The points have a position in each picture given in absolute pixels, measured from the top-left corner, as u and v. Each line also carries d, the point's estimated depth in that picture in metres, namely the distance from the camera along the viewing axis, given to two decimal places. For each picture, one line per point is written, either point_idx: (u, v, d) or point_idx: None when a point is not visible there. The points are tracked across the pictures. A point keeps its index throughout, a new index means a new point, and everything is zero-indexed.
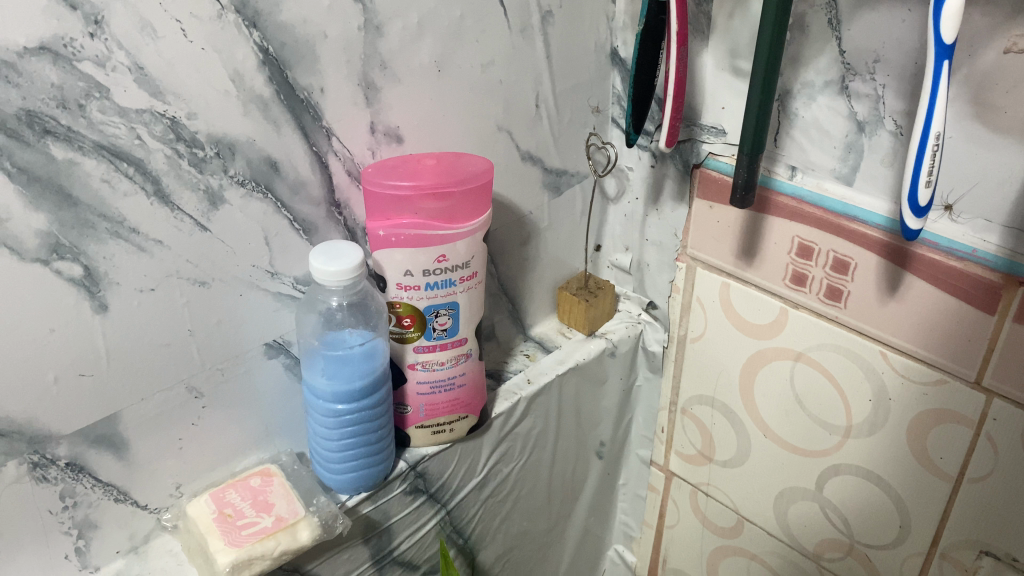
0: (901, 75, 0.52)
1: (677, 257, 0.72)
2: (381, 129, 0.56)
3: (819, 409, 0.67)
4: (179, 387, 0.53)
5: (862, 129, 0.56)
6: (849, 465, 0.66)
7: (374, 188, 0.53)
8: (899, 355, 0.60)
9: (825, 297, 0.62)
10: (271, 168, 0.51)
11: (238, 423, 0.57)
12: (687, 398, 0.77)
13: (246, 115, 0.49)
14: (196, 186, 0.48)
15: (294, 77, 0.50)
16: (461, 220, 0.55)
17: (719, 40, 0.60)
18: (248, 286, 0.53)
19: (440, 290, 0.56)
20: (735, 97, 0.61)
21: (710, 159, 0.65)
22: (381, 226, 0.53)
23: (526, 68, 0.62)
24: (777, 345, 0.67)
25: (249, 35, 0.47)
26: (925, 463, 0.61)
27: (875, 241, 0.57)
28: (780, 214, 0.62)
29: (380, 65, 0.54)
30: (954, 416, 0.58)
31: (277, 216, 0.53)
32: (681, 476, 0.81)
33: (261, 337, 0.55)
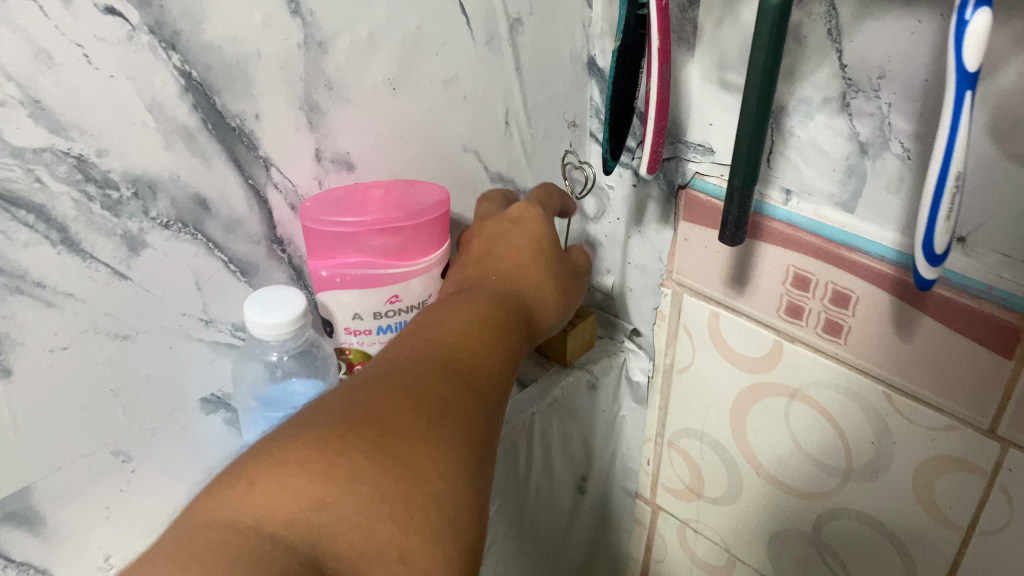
0: (909, 93, 0.46)
1: (662, 282, 0.66)
2: (328, 156, 0.50)
3: (816, 448, 0.62)
4: (104, 452, 0.47)
5: (865, 151, 0.50)
6: (848, 509, 0.62)
7: (314, 225, 0.47)
8: (904, 397, 0.54)
9: (824, 331, 0.57)
10: (200, 206, 0.45)
11: (177, 484, 0.51)
12: (674, 429, 0.72)
13: (168, 148, 0.43)
14: (112, 230, 0.42)
15: (223, 103, 0.44)
16: (414, 256, 0.49)
17: (706, 50, 0.54)
18: (179, 337, 0.47)
19: (394, 334, 0.50)
20: (723, 113, 0.55)
21: (698, 180, 0.59)
22: (323, 265, 0.47)
23: (493, 82, 0.56)
24: (770, 380, 0.62)
25: (167, 57, 0.41)
26: (933, 512, 0.56)
27: (879, 274, 0.52)
28: (774, 240, 0.57)
29: (325, 85, 0.47)
30: (964, 465, 0.53)
31: (209, 259, 0.47)
32: (669, 510, 0.77)
33: (196, 391, 0.50)
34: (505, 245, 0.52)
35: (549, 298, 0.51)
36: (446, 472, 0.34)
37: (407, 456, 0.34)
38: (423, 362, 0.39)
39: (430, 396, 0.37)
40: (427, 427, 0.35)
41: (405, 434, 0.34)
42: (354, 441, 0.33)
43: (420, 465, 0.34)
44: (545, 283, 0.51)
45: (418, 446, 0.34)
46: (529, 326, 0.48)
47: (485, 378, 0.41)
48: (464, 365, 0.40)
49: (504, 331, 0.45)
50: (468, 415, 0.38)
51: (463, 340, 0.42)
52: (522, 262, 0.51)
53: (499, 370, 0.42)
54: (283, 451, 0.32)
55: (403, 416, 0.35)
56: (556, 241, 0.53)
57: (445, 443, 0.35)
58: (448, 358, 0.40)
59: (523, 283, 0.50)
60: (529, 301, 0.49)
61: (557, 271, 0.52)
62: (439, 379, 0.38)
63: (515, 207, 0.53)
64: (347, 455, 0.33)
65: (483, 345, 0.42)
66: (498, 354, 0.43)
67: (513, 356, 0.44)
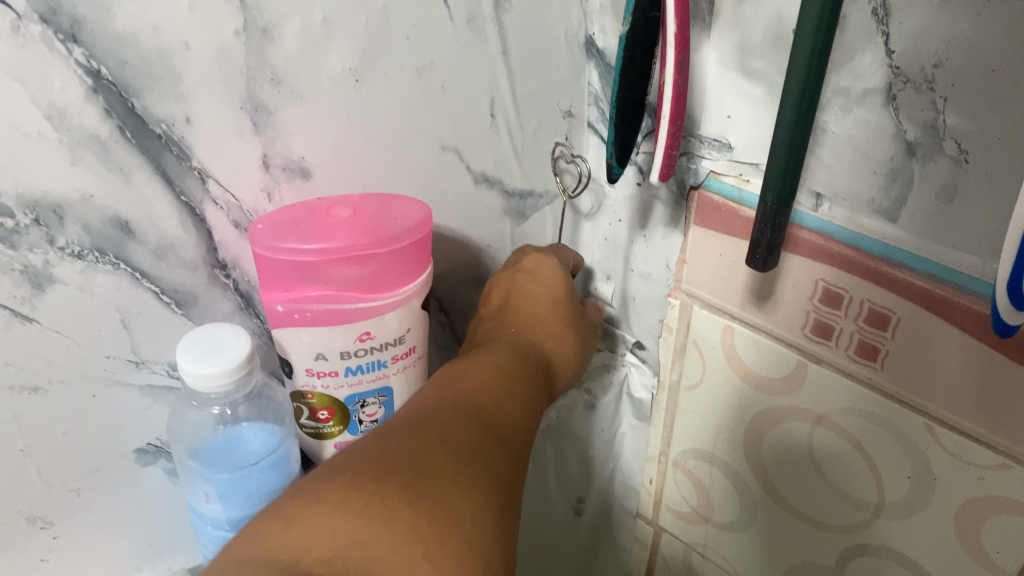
0: (972, 87, 0.39)
1: (669, 292, 0.59)
2: (279, 163, 0.42)
3: (843, 480, 0.55)
4: (16, 520, 0.40)
5: (913, 153, 0.43)
6: (878, 546, 0.55)
7: (267, 252, 0.38)
8: (948, 431, 0.47)
9: (856, 354, 0.50)
10: (121, 231, 0.37)
11: (111, 546, 0.44)
12: (680, 449, 0.65)
13: (75, 163, 0.35)
14: (8, 265, 0.35)
15: (143, 106, 0.36)
16: (391, 287, 0.41)
17: (725, 31, 0.46)
18: (102, 383, 0.40)
19: (366, 375, 0.42)
20: (743, 104, 0.48)
21: (712, 180, 0.52)
22: (278, 298, 0.39)
23: (476, 69, 0.48)
24: (792, 404, 0.55)
25: (68, 53, 0.33)
26: (976, 556, 0.49)
27: (927, 295, 0.45)
28: (800, 251, 0.50)
29: (272, 80, 0.39)
30: (1018, 508, 0.46)
31: (136, 291, 0.39)
32: (672, 533, 0.70)
33: (129, 443, 0.42)
34: (523, 301, 0.52)
35: (565, 353, 0.52)
36: (477, 513, 0.34)
37: (440, 497, 0.34)
38: (450, 413, 0.39)
39: (460, 441, 0.37)
40: (457, 469, 0.35)
41: (435, 475, 0.35)
42: (388, 481, 0.33)
43: (453, 505, 0.34)
44: (563, 334, 0.52)
45: (450, 485, 0.34)
46: (548, 384, 0.48)
47: (511, 430, 0.41)
48: (490, 420, 0.41)
49: (525, 387, 0.45)
50: (495, 459, 0.38)
51: (489, 395, 0.42)
52: (542, 315, 0.52)
53: (522, 424, 0.43)
54: (318, 495, 0.32)
55: (435, 459, 0.35)
56: (573, 289, 0.54)
57: (473, 484, 0.35)
58: (474, 409, 0.41)
59: (545, 335, 0.51)
60: (548, 353, 0.51)
61: (576, 318, 0.54)
62: (467, 427, 0.39)
63: (531, 258, 0.53)
64: (380, 493, 0.33)
65: (505, 399, 0.43)
66: (520, 407, 0.43)
67: (535, 411, 0.45)
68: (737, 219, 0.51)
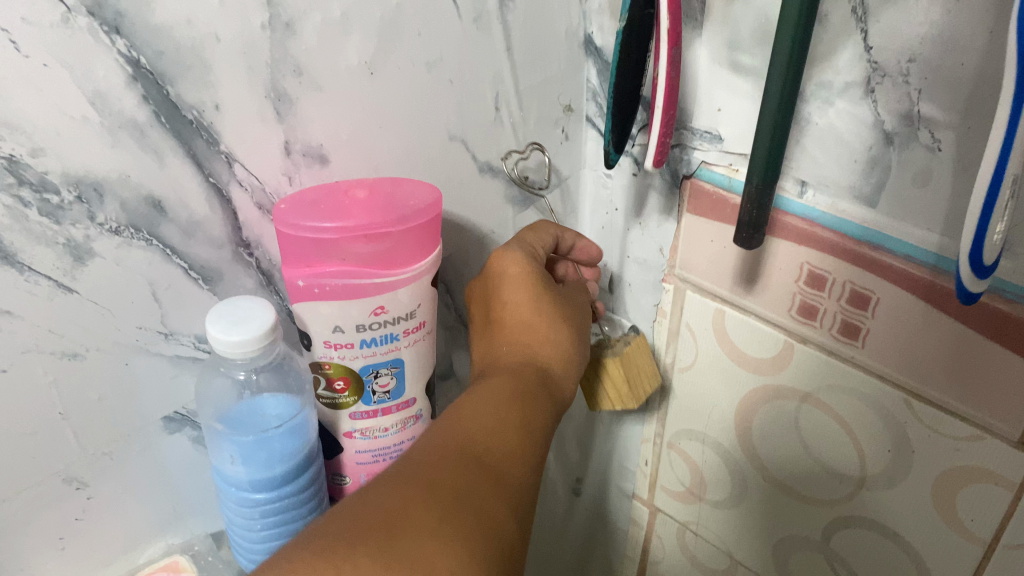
0: (943, 79, 0.42)
1: (664, 277, 0.63)
2: (299, 149, 0.45)
3: (828, 455, 0.58)
4: (54, 480, 0.42)
5: (891, 142, 0.45)
6: (861, 518, 0.58)
7: (289, 230, 0.42)
8: (925, 405, 0.50)
9: (840, 334, 0.53)
10: (154, 209, 0.40)
11: (140, 510, 0.47)
12: (674, 431, 0.68)
13: (114, 145, 0.38)
14: (52, 238, 0.38)
15: (177, 93, 0.39)
16: (403, 264, 0.44)
17: (716, 28, 0.49)
18: (134, 351, 0.43)
19: (380, 347, 0.46)
20: (733, 97, 0.51)
21: (704, 169, 0.55)
22: (300, 274, 0.42)
23: (481, 63, 0.51)
24: (780, 383, 0.58)
25: (111, 43, 0.36)
26: (952, 522, 0.53)
27: (904, 275, 0.48)
28: (788, 236, 0.53)
29: (294, 71, 0.42)
30: (989, 476, 0.49)
31: (167, 266, 0.42)
32: (667, 512, 0.73)
33: (157, 410, 0.45)
34: (509, 303, 0.51)
35: (560, 358, 0.50)
36: (453, 567, 0.35)
37: (415, 552, 0.34)
38: (440, 457, 0.40)
39: (441, 485, 0.38)
40: (438, 522, 0.36)
41: (411, 533, 0.35)
42: (361, 546, 0.33)
43: (428, 562, 0.34)
44: (560, 332, 0.51)
45: (426, 540, 0.35)
46: (550, 390, 0.48)
47: (506, 464, 0.41)
48: (483, 458, 0.41)
49: (522, 405, 0.45)
50: (484, 503, 0.38)
51: (484, 428, 0.42)
52: (531, 317, 0.51)
53: (518, 450, 0.43)
54: (290, 559, 0.33)
55: (416, 514, 0.36)
56: (542, 270, 0.51)
57: (455, 539, 0.36)
58: (464, 447, 0.41)
59: (538, 340, 0.50)
60: (547, 363, 0.50)
61: (574, 326, 0.53)
62: (457, 469, 0.39)
63: (497, 259, 0.51)
64: (351, 559, 0.33)
65: (499, 431, 0.43)
66: (516, 435, 0.43)
67: (534, 431, 0.44)
68: (727, 206, 0.54)
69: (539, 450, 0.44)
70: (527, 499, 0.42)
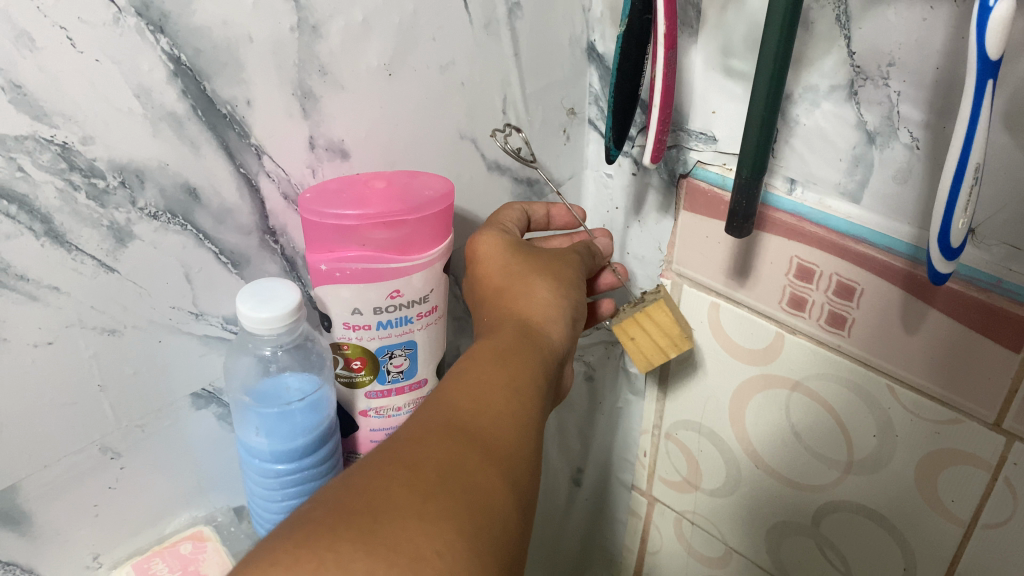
0: (919, 82, 0.45)
1: (662, 273, 0.66)
2: (322, 144, 0.48)
3: (817, 441, 0.61)
4: (91, 449, 0.45)
5: (873, 141, 0.49)
6: (848, 501, 0.61)
7: (313, 217, 0.45)
8: (907, 391, 0.53)
9: (827, 324, 0.56)
10: (189, 196, 0.43)
11: (168, 481, 0.50)
12: (671, 422, 0.72)
13: (155, 136, 0.41)
14: (97, 221, 0.41)
15: (213, 89, 0.42)
16: (418, 251, 0.48)
17: (710, 36, 0.53)
18: (168, 330, 0.46)
19: (395, 329, 0.49)
20: (727, 100, 0.54)
21: (699, 169, 0.58)
22: (322, 259, 0.46)
23: (491, 67, 0.55)
24: (771, 372, 0.61)
25: (155, 41, 0.39)
26: (934, 505, 0.55)
27: (885, 266, 0.51)
28: (778, 231, 0.56)
29: (319, 71, 0.46)
30: (968, 458, 0.52)
31: (199, 250, 0.45)
32: (665, 501, 0.78)
33: (186, 387, 0.48)
34: (490, 280, 0.51)
35: (543, 308, 0.48)
36: (446, 549, 0.31)
37: (401, 541, 0.31)
38: (424, 432, 0.36)
39: (427, 460, 0.35)
40: (427, 491, 0.33)
41: (398, 511, 0.32)
42: (344, 530, 0.31)
43: (416, 547, 0.31)
44: (538, 287, 0.49)
45: (412, 522, 0.32)
46: (537, 339, 0.46)
47: (494, 431, 0.38)
48: (470, 423, 0.37)
49: (508, 363, 0.42)
50: (473, 477, 0.35)
51: (469, 387, 0.40)
52: (505, 283, 0.50)
53: (508, 412, 0.39)
54: (268, 552, 0.30)
55: (400, 494, 0.33)
56: (522, 250, 0.53)
57: (447, 510, 0.33)
58: (448, 421, 0.37)
59: (516, 297, 0.49)
60: (529, 314, 0.48)
61: (565, 291, 0.51)
62: (441, 445, 0.36)
63: (473, 246, 0.53)
64: (334, 548, 0.30)
65: (486, 389, 0.40)
66: (506, 392, 0.40)
67: (528, 385, 0.42)
68: (721, 203, 0.58)
69: (534, 407, 0.41)
70: (526, 480, 0.37)
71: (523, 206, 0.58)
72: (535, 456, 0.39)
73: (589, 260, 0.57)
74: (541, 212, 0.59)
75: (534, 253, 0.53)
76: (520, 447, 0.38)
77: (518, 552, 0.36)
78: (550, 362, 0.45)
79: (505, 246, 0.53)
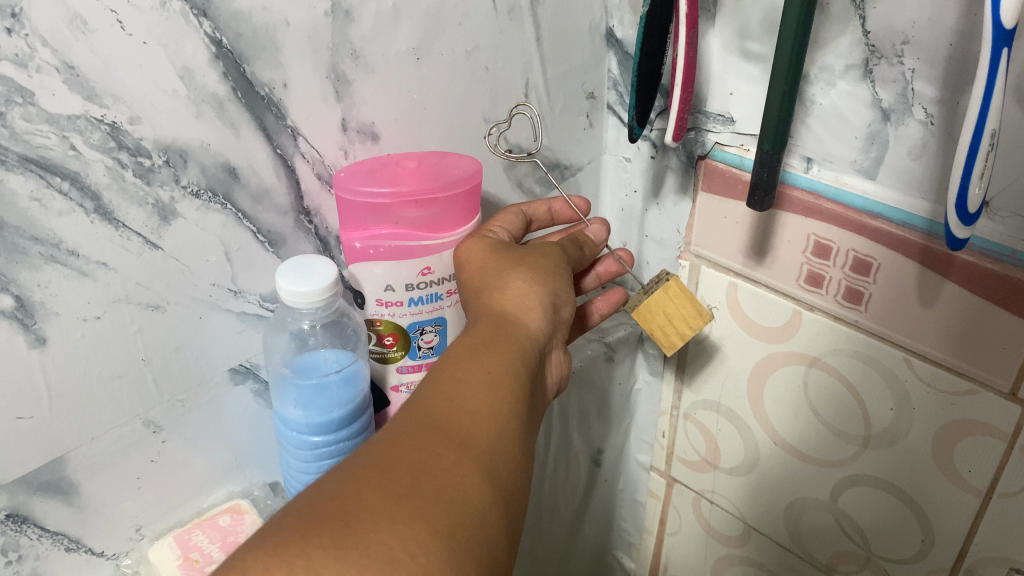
0: (933, 60, 0.46)
1: (680, 255, 0.68)
2: (354, 126, 0.50)
3: (833, 416, 0.62)
4: (135, 423, 0.47)
5: (888, 118, 0.50)
6: (866, 475, 0.62)
7: (347, 195, 0.47)
8: (923, 362, 0.54)
9: (844, 299, 0.57)
10: (229, 175, 0.45)
11: (206, 454, 0.52)
12: (689, 402, 0.74)
13: (198, 117, 0.43)
14: (144, 199, 0.42)
15: (252, 71, 0.44)
16: (448, 229, 0.50)
17: (728, 20, 0.54)
18: (208, 307, 0.47)
19: (425, 306, 0.51)
20: (744, 82, 0.56)
21: (717, 150, 0.60)
22: (356, 237, 0.48)
23: (514, 52, 0.56)
24: (789, 349, 0.63)
25: (199, 25, 0.41)
26: (952, 476, 0.56)
27: (901, 240, 0.52)
28: (794, 210, 0.57)
29: (352, 55, 0.47)
30: (984, 428, 0.53)
31: (239, 229, 0.47)
32: (683, 482, 0.80)
33: (225, 363, 0.50)
34: (469, 280, 0.49)
35: (521, 299, 0.46)
36: (420, 551, 0.31)
37: (373, 545, 0.30)
38: (395, 436, 0.36)
39: (401, 465, 0.34)
40: (400, 494, 0.33)
41: (370, 514, 0.32)
42: (314, 534, 0.30)
43: (388, 549, 0.31)
44: (516, 277, 0.47)
45: (386, 525, 0.31)
46: (515, 330, 0.44)
47: (468, 427, 0.37)
48: (444, 425, 0.37)
49: (479, 357, 0.41)
50: (446, 476, 0.34)
51: (438, 389, 0.39)
52: (483, 280, 0.48)
53: (482, 408, 0.38)
54: (238, 560, 0.30)
55: (370, 496, 0.32)
56: (497, 241, 0.51)
57: (421, 512, 0.32)
58: (419, 423, 0.37)
59: (495, 292, 0.47)
60: (509, 304, 0.46)
61: (543, 271, 0.49)
62: (416, 446, 0.35)
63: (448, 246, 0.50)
64: (306, 553, 0.30)
65: (456, 386, 0.39)
66: (478, 386, 0.39)
67: (504, 375, 0.41)
68: (739, 182, 0.59)
69: (512, 399, 0.40)
70: (507, 473, 0.37)
71: (521, 209, 0.56)
72: (519, 447, 0.39)
73: (579, 255, 0.54)
74: (562, 201, 0.59)
75: (512, 246, 0.51)
76: (496, 445, 0.37)
77: (503, 552, 0.35)
78: (529, 351, 0.44)
79: (476, 238, 0.50)
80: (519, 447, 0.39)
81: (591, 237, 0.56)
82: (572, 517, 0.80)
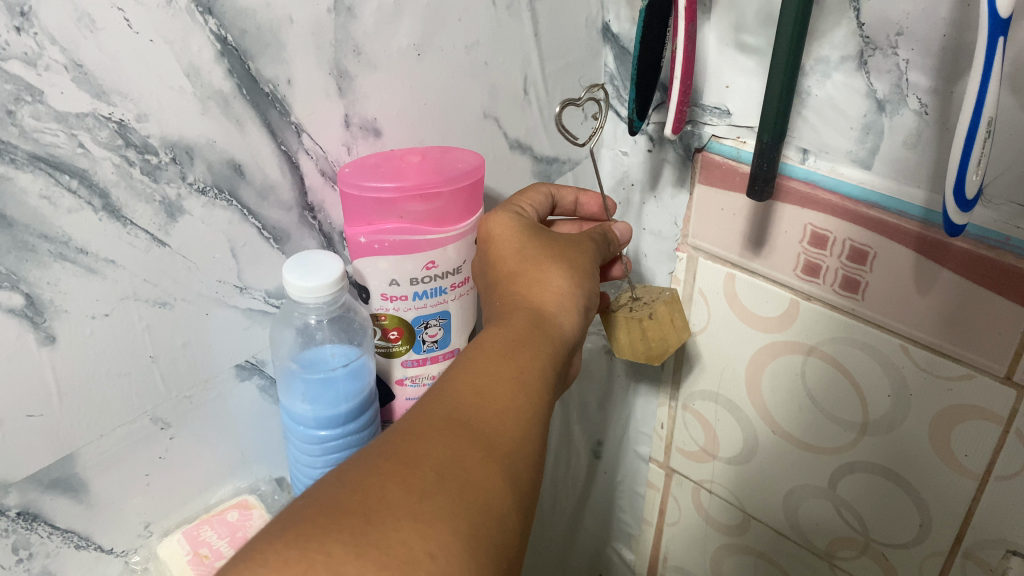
0: (927, 50, 0.47)
1: (678, 247, 0.68)
2: (356, 122, 0.50)
3: (834, 405, 0.63)
4: (144, 419, 0.47)
5: (882, 108, 0.51)
6: (865, 462, 0.63)
7: (352, 189, 0.48)
8: (920, 349, 0.55)
9: (841, 288, 0.58)
10: (234, 172, 0.45)
11: (215, 450, 0.53)
12: (688, 394, 0.75)
13: (204, 114, 0.43)
14: (150, 196, 0.42)
15: (257, 69, 0.44)
16: (453, 223, 0.51)
17: (724, 13, 0.55)
18: (214, 303, 0.48)
19: (430, 300, 0.51)
20: (740, 75, 0.57)
21: (714, 142, 0.61)
22: (362, 231, 0.48)
23: (512, 47, 0.57)
24: (788, 339, 0.63)
25: (204, 22, 0.41)
26: (949, 461, 0.57)
27: (899, 229, 0.53)
28: (792, 200, 0.58)
29: (354, 50, 0.48)
30: (981, 412, 0.54)
31: (244, 225, 0.47)
32: (682, 472, 0.81)
33: (231, 359, 0.50)
34: (501, 262, 0.49)
35: (557, 299, 0.47)
36: (439, 551, 0.31)
37: (393, 543, 0.31)
38: (426, 427, 0.36)
39: (425, 461, 0.35)
40: (423, 491, 0.33)
41: (391, 511, 0.32)
42: (335, 529, 0.31)
43: (407, 548, 0.31)
44: (552, 274, 0.48)
45: (406, 523, 0.32)
46: (548, 328, 0.45)
47: (498, 427, 0.38)
48: (475, 421, 0.37)
49: (517, 354, 0.42)
50: (472, 476, 0.35)
51: (477, 379, 0.40)
52: (518, 266, 0.48)
53: (514, 409, 0.39)
54: (258, 551, 0.30)
55: (393, 492, 0.33)
56: (533, 229, 0.51)
57: (442, 511, 0.33)
58: (454, 415, 0.37)
59: (530, 286, 0.47)
60: (542, 301, 0.46)
61: (578, 270, 0.49)
62: (442, 441, 0.36)
63: (484, 225, 0.51)
64: (326, 548, 0.30)
65: (493, 381, 0.40)
66: (513, 385, 0.40)
67: (534, 375, 0.41)
68: (736, 174, 0.60)
69: (540, 400, 0.41)
70: (526, 474, 0.37)
71: (550, 189, 0.57)
72: (538, 447, 0.39)
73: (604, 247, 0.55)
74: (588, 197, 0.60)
75: (546, 235, 0.52)
76: (520, 446, 0.38)
77: (517, 551, 0.36)
78: (559, 351, 0.44)
79: (512, 225, 0.51)
80: (541, 448, 0.39)
81: (618, 235, 0.57)
82: (572, 509, 0.81)
